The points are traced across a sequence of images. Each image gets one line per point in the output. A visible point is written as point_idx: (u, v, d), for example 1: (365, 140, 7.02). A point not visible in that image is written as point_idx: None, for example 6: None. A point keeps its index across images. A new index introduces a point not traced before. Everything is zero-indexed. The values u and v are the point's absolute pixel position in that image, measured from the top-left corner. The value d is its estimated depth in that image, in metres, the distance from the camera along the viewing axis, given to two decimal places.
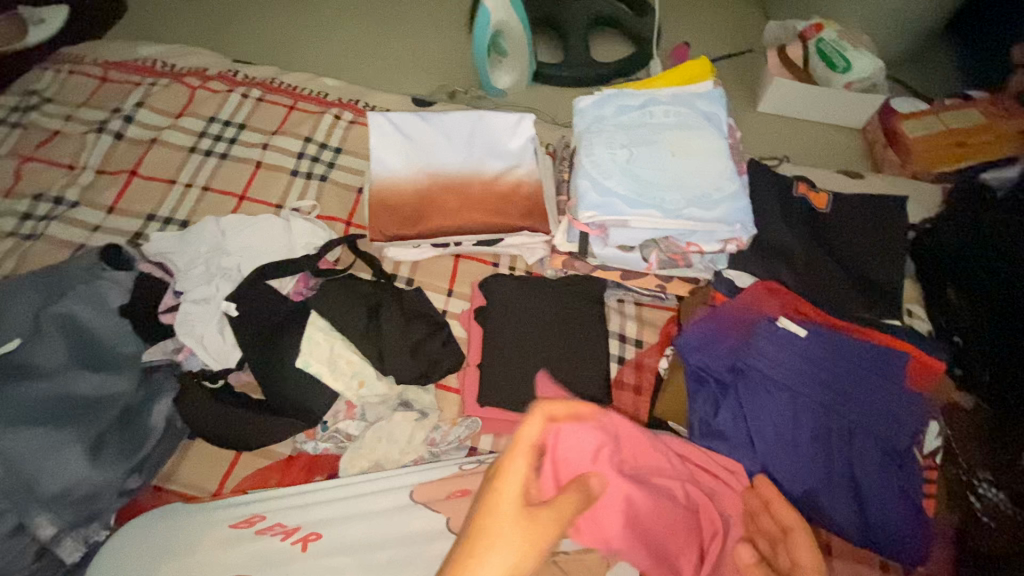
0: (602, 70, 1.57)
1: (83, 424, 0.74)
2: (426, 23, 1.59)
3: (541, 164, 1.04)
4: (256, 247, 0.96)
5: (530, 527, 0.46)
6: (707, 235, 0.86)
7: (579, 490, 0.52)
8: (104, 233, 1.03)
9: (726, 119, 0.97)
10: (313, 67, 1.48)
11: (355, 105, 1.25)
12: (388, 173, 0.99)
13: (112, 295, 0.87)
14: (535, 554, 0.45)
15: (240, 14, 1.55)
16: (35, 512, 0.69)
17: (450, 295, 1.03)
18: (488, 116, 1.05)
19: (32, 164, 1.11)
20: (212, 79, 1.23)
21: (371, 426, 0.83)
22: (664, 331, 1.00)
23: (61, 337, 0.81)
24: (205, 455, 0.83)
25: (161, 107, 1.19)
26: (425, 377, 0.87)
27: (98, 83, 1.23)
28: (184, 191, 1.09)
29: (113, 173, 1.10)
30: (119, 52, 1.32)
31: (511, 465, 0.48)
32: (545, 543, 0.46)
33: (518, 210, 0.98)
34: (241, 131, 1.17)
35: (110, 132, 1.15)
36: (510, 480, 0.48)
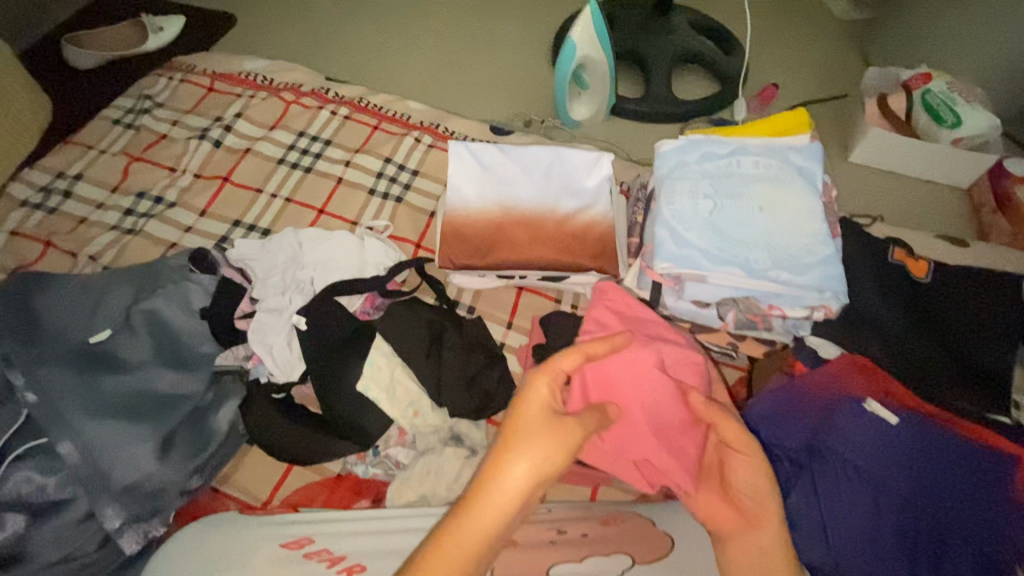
0: (684, 108, 1.54)
1: (157, 421, 0.78)
2: (511, 52, 1.61)
3: (615, 205, 1.02)
4: (329, 262, 0.98)
5: (554, 428, 0.59)
6: (792, 300, 0.81)
7: (596, 410, 0.67)
8: (194, 235, 1.10)
9: (822, 176, 0.91)
10: (398, 88, 1.53)
11: (435, 130, 1.28)
12: (463, 202, 1.00)
13: (195, 297, 0.91)
14: (560, 449, 0.57)
15: (336, 35, 1.64)
16: (106, 502, 0.72)
17: (509, 327, 1.02)
18: (567, 153, 1.04)
19: (139, 164, 1.20)
20: (305, 96, 1.30)
21: (421, 457, 0.82)
22: (731, 392, 0.94)
23: (147, 334, 0.86)
24: (260, 464, 0.85)
25: (257, 119, 1.26)
26: (479, 412, 0.86)
27: (205, 92, 1.32)
28: (269, 201, 1.14)
29: (208, 178, 1.17)
30: (225, 63, 1.41)
31: (537, 383, 0.62)
32: (569, 441, 0.58)
33: (589, 251, 0.96)
34: (327, 147, 1.22)
35: (210, 139, 1.23)
36: (533, 399, 0.61)
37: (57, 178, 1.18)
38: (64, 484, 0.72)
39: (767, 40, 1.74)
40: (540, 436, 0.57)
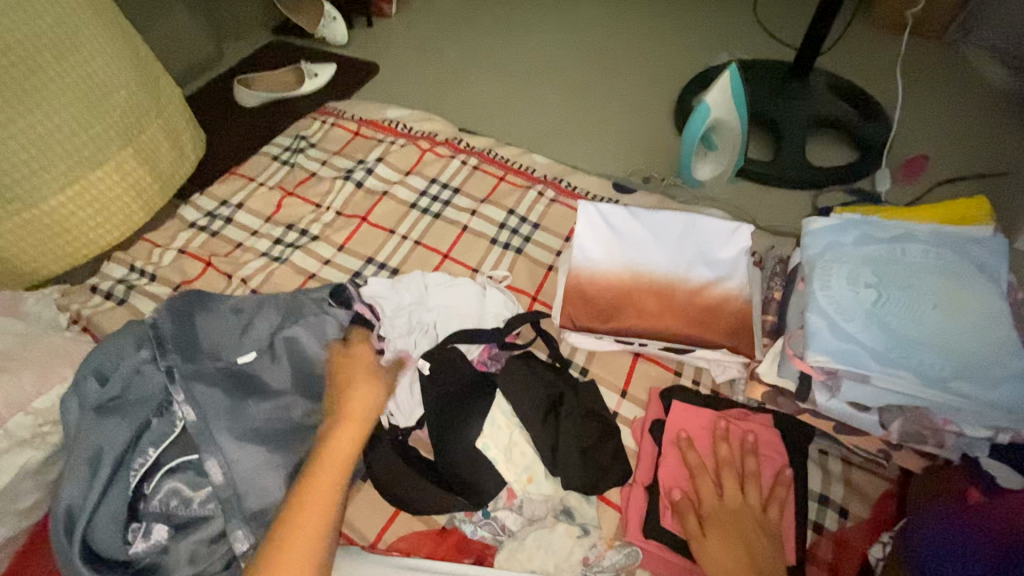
0: (818, 176, 1.45)
1: (289, 450, 0.82)
2: (634, 110, 1.62)
3: (751, 279, 0.97)
4: (451, 309, 1.01)
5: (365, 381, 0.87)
6: (973, 417, 0.72)
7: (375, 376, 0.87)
8: (331, 269, 1.18)
9: (1009, 272, 0.80)
10: (522, 139, 1.58)
11: (559, 184, 1.30)
12: (591, 262, 0.99)
13: (330, 327, 0.96)
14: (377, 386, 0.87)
15: (469, 87, 1.75)
16: (238, 524, 0.75)
17: (624, 396, 0.96)
18: (701, 220, 1.01)
19: (290, 198, 1.32)
20: (439, 145, 1.38)
21: (530, 526, 0.80)
22: (879, 507, 0.83)
23: (287, 362, 0.91)
24: (372, 503, 0.87)
25: (395, 164, 1.35)
26: (593, 487, 0.82)
27: (351, 136, 1.45)
28: (399, 243, 1.21)
29: (348, 216, 1.27)
30: (370, 110, 1.54)
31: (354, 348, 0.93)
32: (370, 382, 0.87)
33: (722, 328, 0.92)
34: (455, 195, 1.28)
35: (353, 179, 1.33)
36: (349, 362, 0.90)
37: (221, 205, 1.32)
38: (206, 500, 0.77)
39: (916, 108, 1.62)
40: (362, 380, 0.86)
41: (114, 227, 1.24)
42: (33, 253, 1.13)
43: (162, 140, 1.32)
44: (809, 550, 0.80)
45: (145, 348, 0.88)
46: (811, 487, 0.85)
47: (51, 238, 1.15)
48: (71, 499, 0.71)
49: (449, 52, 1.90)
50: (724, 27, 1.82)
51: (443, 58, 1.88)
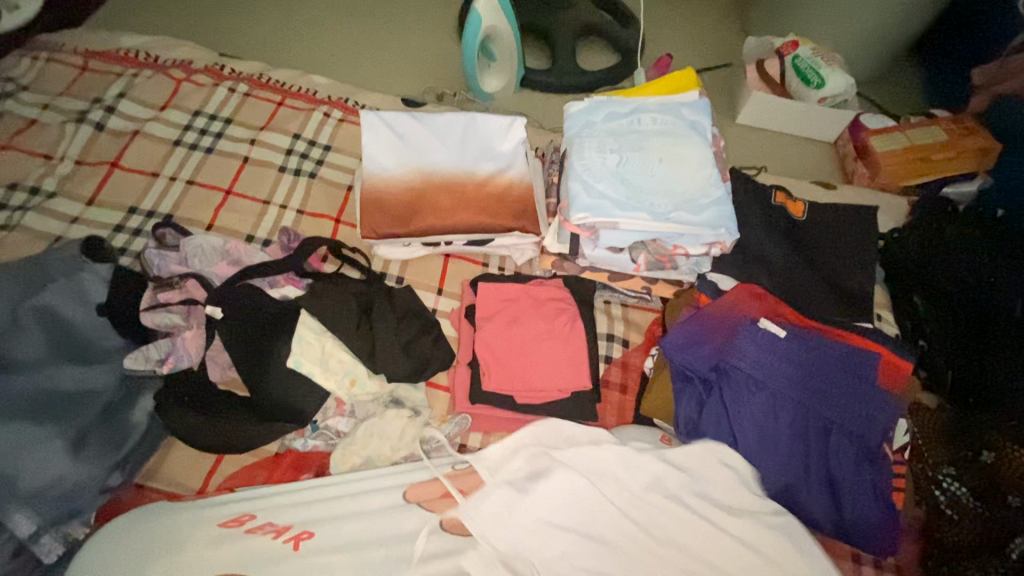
0: (590, 78, 1.60)
1: (66, 419, 0.73)
2: (411, 28, 1.59)
3: (531, 168, 1.06)
4: (234, 254, 0.94)
5: None
6: (693, 239, 0.90)
7: None
8: (82, 226, 1.00)
9: (711, 128, 0.99)
10: (300, 62, 1.47)
11: (345, 103, 1.26)
12: (380, 171, 0.99)
13: (93, 289, 0.84)
14: None
15: (227, 8, 1.54)
16: (13, 508, 0.67)
17: (439, 293, 1.03)
18: (480, 119, 1.06)
19: (7, 153, 1.07)
20: (197, 73, 1.23)
21: (362, 423, 0.83)
22: (648, 332, 1.01)
23: (41, 331, 0.79)
24: (188, 454, 0.81)
25: (145, 99, 1.18)
26: (416, 376, 0.87)
27: (78, 72, 1.20)
28: (168, 185, 1.07)
29: (93, 165, 1.08)
30: (99, 40, 1.29)
31: None
32: None
33: (511, 210, 0.99)
34: (228, 126, 1.16)
35: (90, 121, 1.12)
36: None
37: None
38: None
39: (660, 13, 1.86)
40: None
41: None
42: None
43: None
44: (603, 378, 0.97)
45: None
46: (599, 330, 1.00)
47: None
48: None
49: None
50: None
51: None
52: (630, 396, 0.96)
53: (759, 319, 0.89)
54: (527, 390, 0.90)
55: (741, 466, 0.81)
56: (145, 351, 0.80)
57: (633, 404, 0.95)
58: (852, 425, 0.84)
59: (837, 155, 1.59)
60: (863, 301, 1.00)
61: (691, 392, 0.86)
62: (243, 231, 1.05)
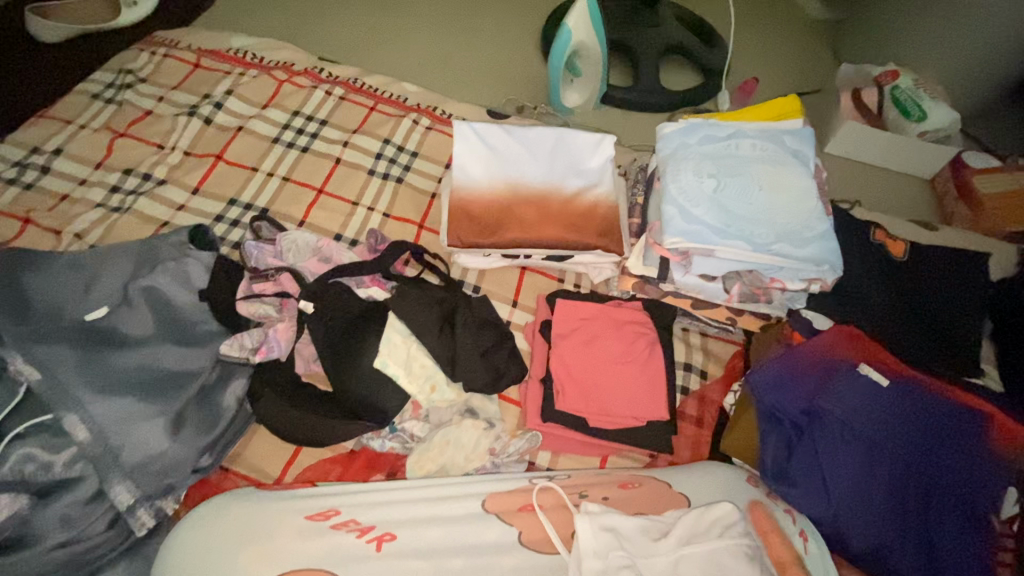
0: (672, 98, 1.58)
1: (167, 398, 0.76)
2: (496, 40, 1.62)
3: (617, 187, 1.04)
4: (324, 251, 0.97)
5: None
6: (792, 273, 0.87)
7: None
8: (187, 214, 1.06)
9: (814, 158, 0.95)
10: (389, 69, 1.52)
11: (433, 111, 1.29)
12: (469, 181, 1.00)
13: (196, 274, 0.89)
14: None
15: (325, 13, 1.61)
16: (115, 480, 0.71)
17: (515, 306, 1.03)
18: (570, 135, 1.05)
19: (125, 141, 1.15)
20: (298, 74, 1.29)
21: (437, 429, 0.83)
22: (729, 365, 0.98)
23: (148, 310, 0.84)
24: (270, 441, 0.83)
25: (249, 97, 1.24)
26: (493, 387, 0.87)
27: (191, 68, 1.28)
28: (266, 180, 1.12)
29: (199, 156, 1.14)
30: (210, 39, 1.37)
31: None
32: None
33: (596, 228, 0.98)
34: (322, 127, 1.21)
35: (199, 116, 1.19)
36: None
37: (32, 153, 1.11)
38: (71, 462, 0.70)
39: (747, 35, 1.81)
40: None
41: None
42: None
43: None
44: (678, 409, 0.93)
45: None
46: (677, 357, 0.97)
47: None
48: None
49: None
50: None
51: None
52: (705, 430, 0.92)
53: (859, 365, 0.84)
54: (602, 413, 0.88)
55: (829, 518, 0.76)
56: (240, 338, 0.83)
57: (709, 440, 0.91)
58: (954, 484, 0.77)
59: (934, 193, 1.49)
60: (971, 353, 0.92)
61: (780, 434, 0.82)
62: (332, 229, 1.08)
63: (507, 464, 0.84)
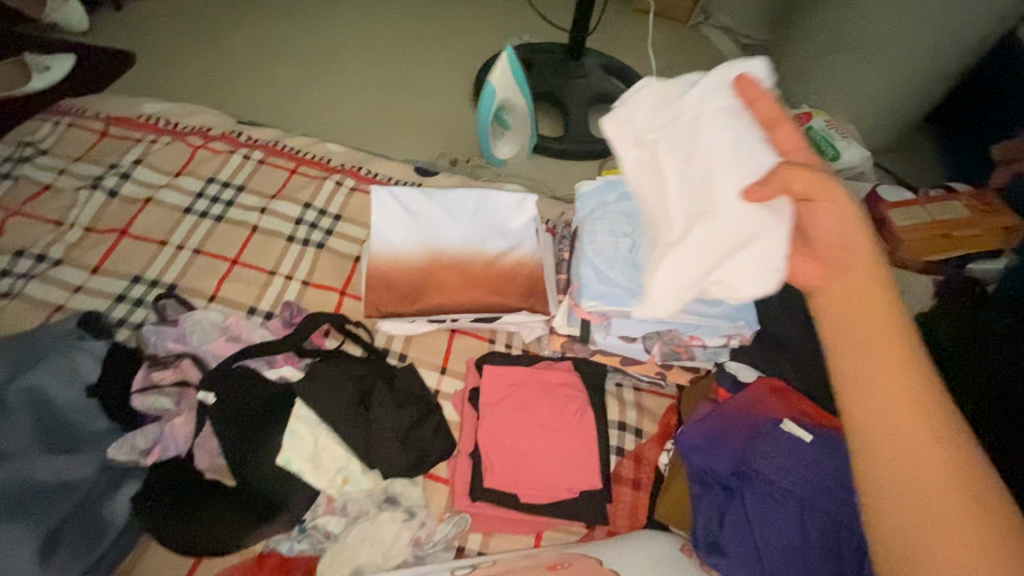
0: (602, 146, 1.61)
1: (39, 520, 0.70)
2: (426, 94, 1.62)
3: (541, 244, 1.03)
4: (234, 331, 0.92)
5: None
6: (710, 330, 0.86)
7: None
8: (85, 296, 0.99)
9: None
10: (316, 128, 1.50)
11: (358, 172, 1.27)
12: (388, 247, 0.98)
13: (85, 367, 0.82)
14: None
15: (249, 74, 1.58)
16: None
17: (444, 372, 0.98)
18: (491, 195, 1.04)
19: (20, 219, 1.08)
20: (214, 140, 1.25)
21: (353, 523, 0.77)
22: (664, 420, 0.96)
23: (26, 415, 0.76)
24: (167, 553, 0.76)
25: (160, 165, 1.19)
26: (416, 469, 0.82)
27: (98, 137, 1.23)
28: (175, 253, 1.06)
29: (102, 232, 1.08)
30: (122, 106, 1.32)
31: None
32: None
33: (520, 290, 0.96)
34: (240, 193, 1.17)
35: (104, 188, 1.13)
36: None
37: None
38: None
39: (672, 81, 1.88)
40: None
41: None
42: None
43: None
44: (614, 472, 0.90)
45: None
46: (610, 418, 0.95)
47: None
48: None
49: (217, 32, 1.68)
50: None
51: (208, 39, 1.66)
52: (643, 494, 0.89)
53: (784, 420, 0.83)
54: (531, 487, 0.84)
55: None
56: (130, 439, 0.77)
57: (647, 504, 0.88)
58: None
59: None
60: None
61: (711, 499, 0.79)
62: (246, 303, 1.03)
63: (432, 554, 0.79)
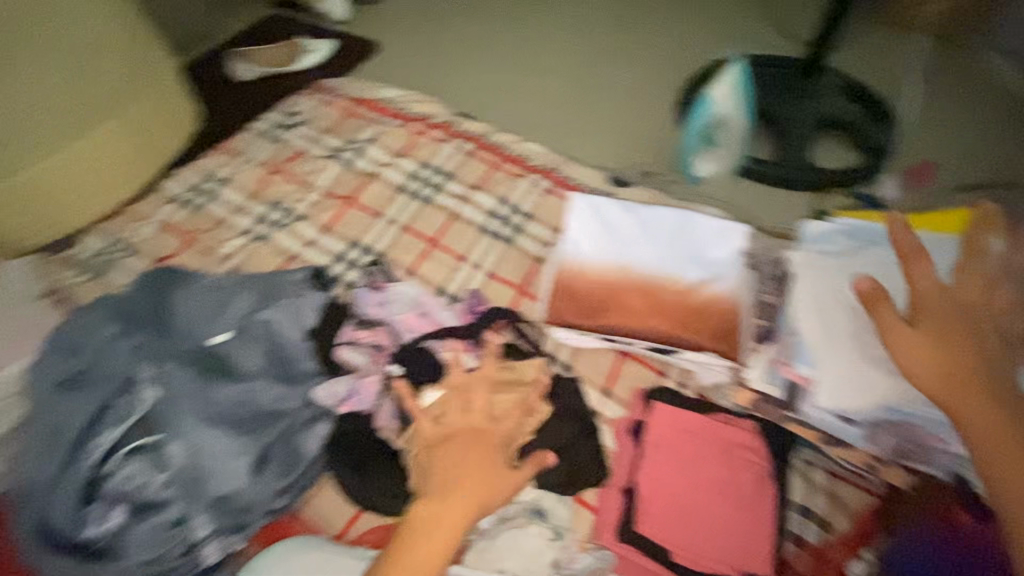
0: (821, 179, 1.41)
1: (257, 436, 0.81)
2: (630, 102, 1.58)
3: (744, 282, 0.93)
4: (426, 309, 0.99)
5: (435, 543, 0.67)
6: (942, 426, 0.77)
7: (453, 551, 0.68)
8: (314, 250, 1.15)
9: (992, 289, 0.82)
10: (519, 125, 1.55)
11: (554, 174, 1.28)
12: (579, 258, 0.96)
13: (308, 314, 0.94)
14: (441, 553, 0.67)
15: (468, 69, 1.70)
16: (199, 509, 0.75)
17: (607, 396, 0.90)
18: (696, 220, 0.97)
19: (279, 176, 1.29)
20: (434, 128, 1.36)
21: (500, 524, 0.77)
22: (860, 520, 0.78)
23: (261, 343, 0.89)
24: (338, 495, 0.84)
25: (387, 145, 1.33)
26: (570, 486, 0.82)
27: (344, 115, 1.41)
28: (386, 226, 1.18)
29: (335, 197, 1.24)
30: (365, 89, 1.50)
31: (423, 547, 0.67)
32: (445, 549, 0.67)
33: (712, 330, 0.89)
34: (446, 180, 1.25)
35: (342, 160, 1.30)
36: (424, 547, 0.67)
37: (206, 179, 1.28)
38: (166, 485, 0.75)
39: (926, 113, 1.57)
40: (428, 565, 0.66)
41: (86, 202, 1.16)
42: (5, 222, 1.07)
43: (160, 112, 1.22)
44: (786, 561, 0.76)
45: (114, 325, 0.85)
46: (793, 497, 0.81)
47: (17, 213, 1.08)
48: (35, 476, 0.73)
49: (447, 28, 1.83)
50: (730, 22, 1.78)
51: (438, 34, 1.82)
52: None
53: None
54: (687, 546, 0.77)
55: None
56: (334, 386, 0.87)
57: None
58: None
59: None
60: None
61: None
62: (436, 282, 1.10)
63: None
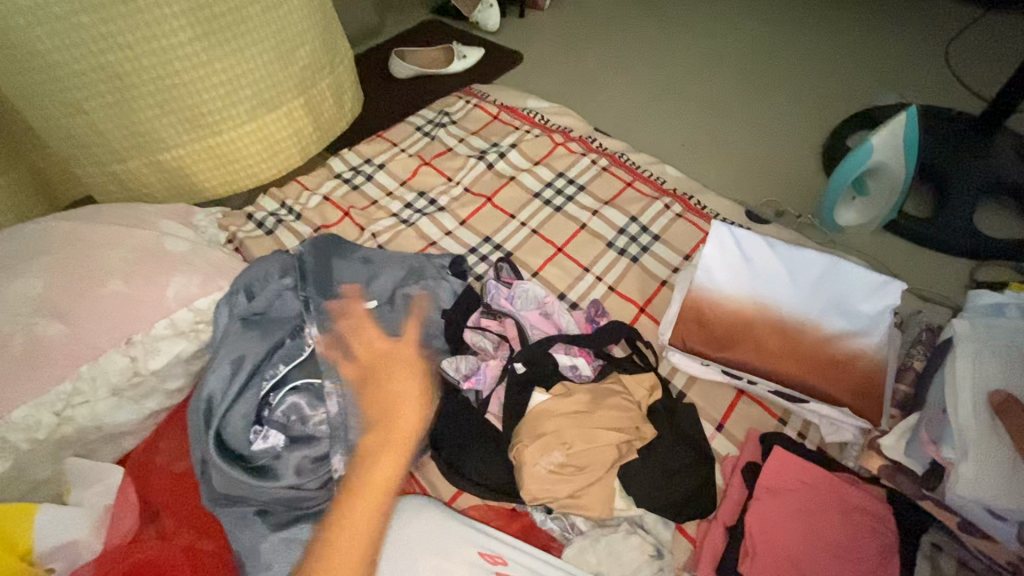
0: (984, 246, 1.29)
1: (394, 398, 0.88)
2: (772, 141, 1.54)
3: (889, 341, 0.89)
4: (550, 310, 1.03)
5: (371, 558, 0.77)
6: None
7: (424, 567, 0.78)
8: (451, 240, 1.24)
9: None
10: (653, 149, 1.56)
11: (687, 200, 1.28)
12: (713, 287, 0.95)
13: (445, 297, 1.03)
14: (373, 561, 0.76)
15: (610, 89, 1.74)
16: (341, 451, 0.83)
17: (720, 429, 0.91)
18: (846, 267, 0.92)
19: (427, 168, 1.40)
20: (573, 141, 1.41)
21: (602, 531, 0.80)
22: None
23: (404, 316, 0.98)
24: None
25: (528, 152, 1.40)
26: (673, 512, 0.81)
27: (490, 119, 1.51)
28: (518, 228, 1.25)
29: (475, 195, 1.33)
30: (512, 97, 1.59)
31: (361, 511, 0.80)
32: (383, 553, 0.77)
33: (847, 384, 0.86)
34: (580, 192, 1.30)
35: (485, 160, 1.39)
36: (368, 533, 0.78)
37: (365, 162, 1.42)
38: (319, 423, 0.85)
39: None
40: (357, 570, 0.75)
41: (263, 162, 1.32)
42: (202, 166, 1.23)
43: (326, 96, 1.38)
44: None
45: (289, 276, 0.97)
46: None
47: (213, 164, 1.25)
48: (213, 390, 0.83)
49: (593, 50, 1.90)
50: (894, 69, 1.68)
51: (583, 55, 1.88)
52: None
53: None
54: None
55: None
56: (459, 362, 0.92)
57: None
58: None
59: None
60: None
61: None
62: (559, 287, 1.14)
63: None
